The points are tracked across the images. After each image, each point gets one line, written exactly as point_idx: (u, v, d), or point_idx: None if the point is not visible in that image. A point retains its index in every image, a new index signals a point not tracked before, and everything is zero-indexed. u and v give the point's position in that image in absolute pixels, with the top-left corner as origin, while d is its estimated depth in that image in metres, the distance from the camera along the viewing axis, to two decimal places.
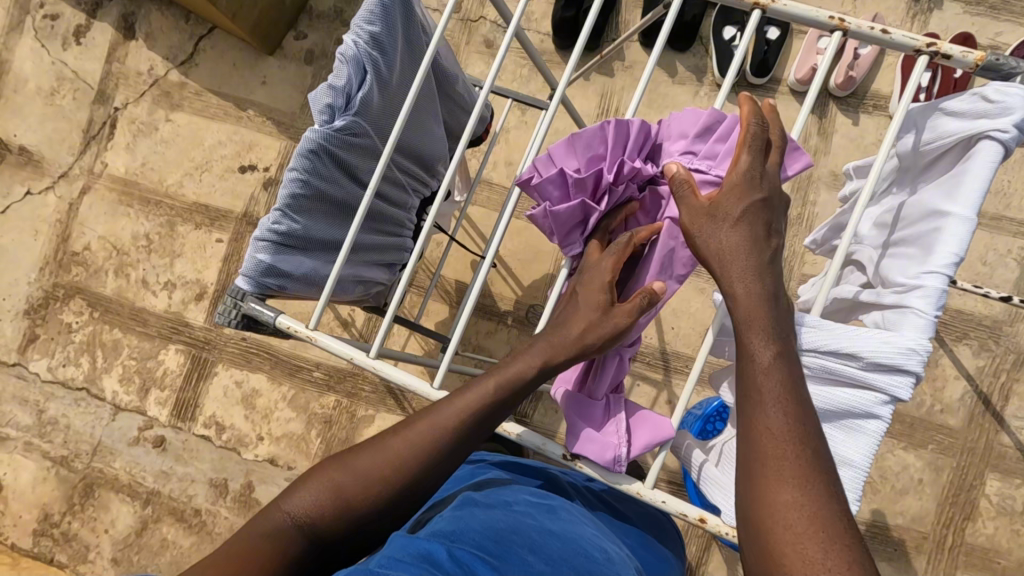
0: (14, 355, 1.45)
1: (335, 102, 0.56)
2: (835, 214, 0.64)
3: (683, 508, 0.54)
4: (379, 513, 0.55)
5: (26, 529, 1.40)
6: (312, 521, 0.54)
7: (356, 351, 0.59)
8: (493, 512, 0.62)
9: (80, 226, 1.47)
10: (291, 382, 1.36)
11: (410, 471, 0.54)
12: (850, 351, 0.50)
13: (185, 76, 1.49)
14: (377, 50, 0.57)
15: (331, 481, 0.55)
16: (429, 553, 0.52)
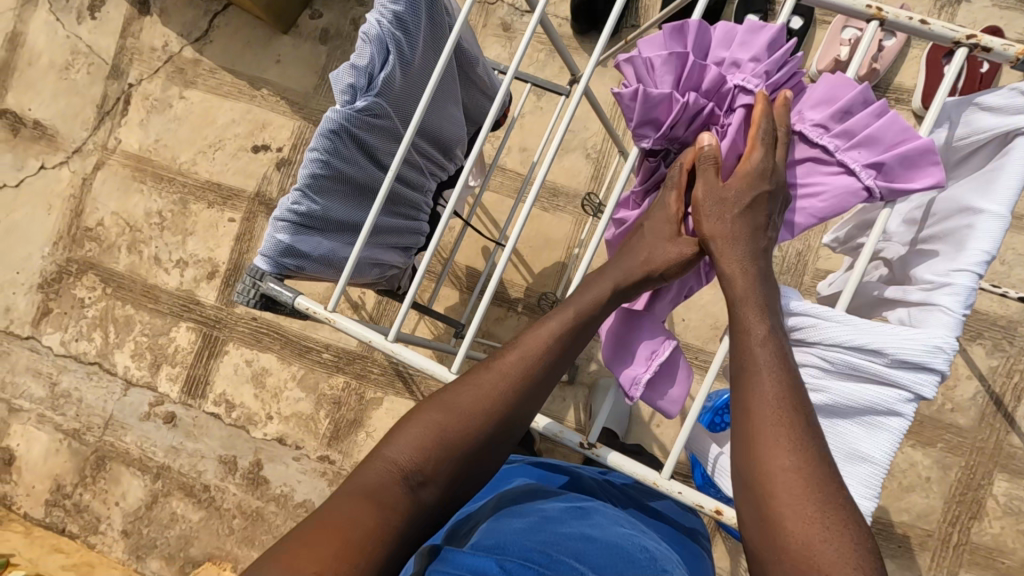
0: (27, 329, 1.47)
1: (357, 82, 0.55)
2: (859, 212, 0.64)
3: (700, 499, 0.53)
4: (489, 446, 0.56)
5: (38, 499, 1.42)
6: (419, 469, 0.54)
7: (373, 333, 0.59)
8: (530, 519, 0.65)
9: (93, 202, 1.47)
10: (300, 362, 1.37)
11: (504, 398, 0.55)
12: (876, 347, 0.49)
13: (199, 53, 1.48)
14: (400, 30, 0.56)
15: (430, 427, 0.55)
16: (477, 567, 0.53)
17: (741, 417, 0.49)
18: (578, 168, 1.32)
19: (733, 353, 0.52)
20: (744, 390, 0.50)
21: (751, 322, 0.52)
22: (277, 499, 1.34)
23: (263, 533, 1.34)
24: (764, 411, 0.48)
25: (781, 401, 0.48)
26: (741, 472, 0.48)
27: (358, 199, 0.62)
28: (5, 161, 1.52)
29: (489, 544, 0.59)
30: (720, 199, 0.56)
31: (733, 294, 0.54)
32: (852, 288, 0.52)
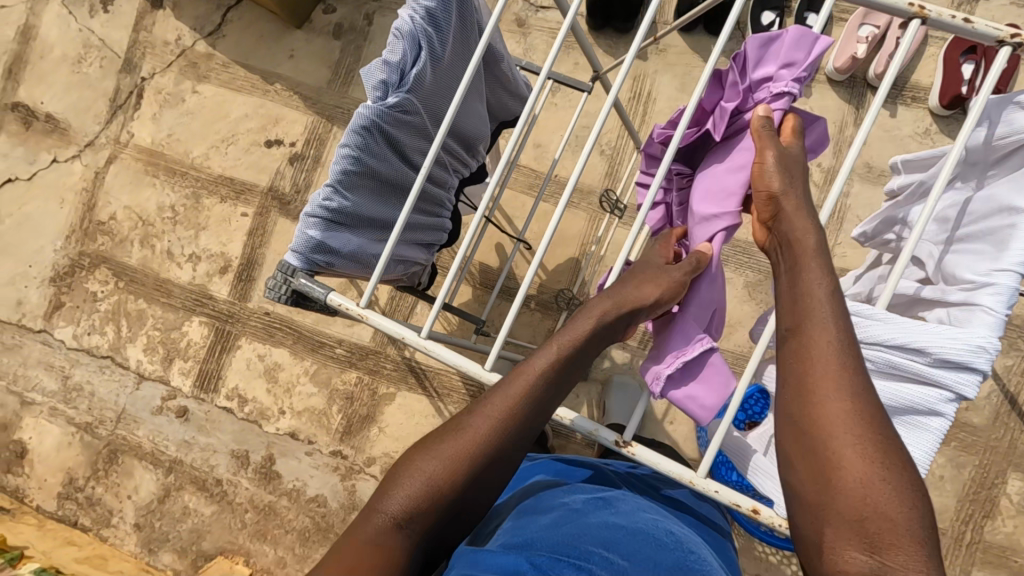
0: (39, 322, 1.47)
1: (389, 78, 0.55)
2: (888, 209, 0.64)
3: (737, 498, 0.52)
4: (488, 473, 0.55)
5: (51, 492, 1.42)
6: (412, 517, 0.53)
7: (405, 330, 0.59)
8: (556, 513, 0.65)
9: (106, 196, 1.47)
10: (313, 357, 1.37)
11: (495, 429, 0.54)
12: (918, 347, 0.49)
13: (212, 47, 1.48)
14: (432, 26, 0.56)
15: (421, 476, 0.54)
16: (509, 565, 0.54)
17: (798, 367, 0.49)
18: (593, 165, 1.31)
19: (789, 304, 0.51)
20: (804, 340, 0.49)
21: (812, 275, 0.51)
22: (290, 494, 1.35)
23: (276, 527, 1.34)
24: (827, 361, 0.48)
25: (843, 353, 0.48)
26: (797, 418, 0.48)
27: (386, 195, 0.62)
28: (17, 154, 1.51)
29: (518, 541, 0.60)
30: (791, 154, 0.56)
31: (792, 249, 0.53)
32: (891, 288, 0.50)
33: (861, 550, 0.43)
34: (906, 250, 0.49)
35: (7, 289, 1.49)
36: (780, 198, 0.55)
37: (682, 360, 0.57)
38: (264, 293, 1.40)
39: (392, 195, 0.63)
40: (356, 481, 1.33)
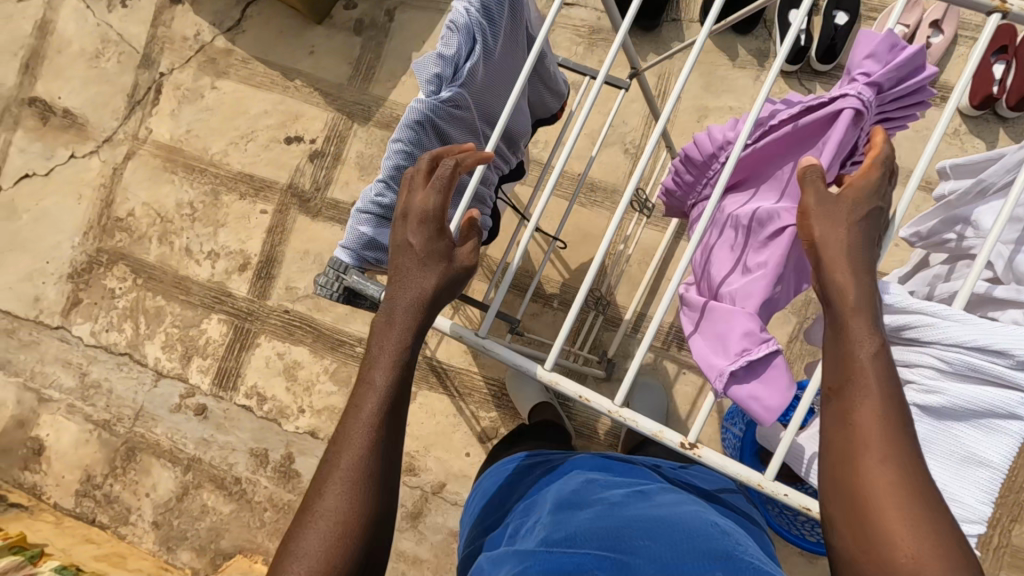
0: (57, 319, 1.46)
1: (443, 71, 0.54)
2: (951, 206, 0.61)
3: (807, 501, 0.49)
4: (391, 469, 0.47)
5: (68, 489, 1.41)
6: None
7: (463, 328, 0.58)
8: (598, 509, 0.64)
9: (124, 192, 1.46)
10: (334, 356, 1.37)
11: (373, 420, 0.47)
12: (999, 348, 0.46)
13: (232, 42, 1.47)
14: (486, 20, 0.56)
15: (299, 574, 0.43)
16: None
17: (846, 431, 0.43)
18: (616, 164, 1.30)
19: (832, 358, 0.45)
20: (854, 404, 0.43)
21: (861, 327, 0.44)
22: None
23: None
24: (879, 427, 0.42)
25: (891, 418, 0.42)
26: (836, 484, 0.43)
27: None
28: (33, 149, 1.50)
29: (560, 537, 0.60)
30: (836, 201, 0.47)
31: (839, 294, 0.45)
32: (971, 283, 0.48)
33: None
34: (981, 254, 0.49)
35: (24, 285, 1.48)
36: (820, 245, 0.47)
37: (748, 360, 0.50)
38: (283, 291, 1.39)
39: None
40: None
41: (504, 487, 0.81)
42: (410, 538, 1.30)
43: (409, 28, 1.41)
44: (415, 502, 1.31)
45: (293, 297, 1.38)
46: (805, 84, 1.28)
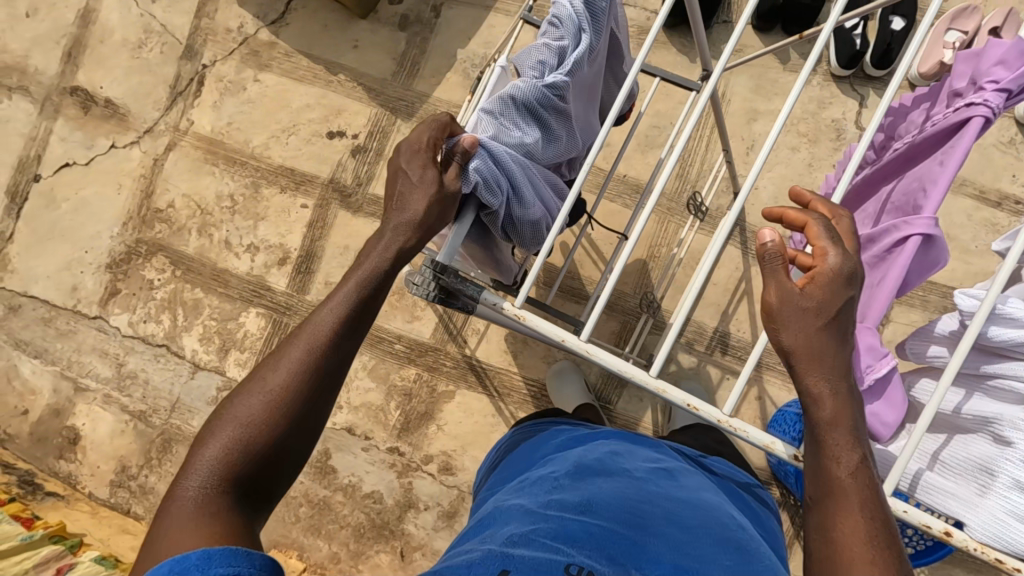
0: (95, 308, 1.46)
1: (546, 59, 0.57)
2: None
3: (927, 518, 0.45)
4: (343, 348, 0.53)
5: (103, 479, 1.41)
6: (239, 457, 0.49)
7: (564, 331, 0.54)
8: (619, 486, 0.58)
9: (164, 183, 1.46)
10: (372, 352, 1.36)
11: (349, 303, 0.52)
12: None
13: (276, 35, 1.46)
14: (594, 16, 0.58)
15: (250, 402, 0.50)
16: (562, 529, 0.51)
17: (827, 549, 0.43)
18: None
19: (815, 472, 0.46)
20: (837, 528, 0.43)
21: (842, 446, 0.44)
22: (345, 489, 1.34)
23: (330, 522, 1.33)
24: (864, 550, 0.42)
25: (877, 543, 0.42)
26: None
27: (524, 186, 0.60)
28: (74, 138, 1.50)
29: (576, 502, 0.55)
30: (801, 307, 0.45)
31: (829, 412, 0.45)
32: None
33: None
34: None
35: (62, 274, 1.48)
36: (791, 357, 0.46)
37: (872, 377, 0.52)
38: (322, 287, 1.38)
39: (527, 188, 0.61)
40: (413, 479, 1.32)
41: (527, 450, 0.74)
42: (446, 537, 1.29)
43: (454, 24, 1.40)
44: (452, 501, 1.30)
45: None
46: (858, 89, 1.27)
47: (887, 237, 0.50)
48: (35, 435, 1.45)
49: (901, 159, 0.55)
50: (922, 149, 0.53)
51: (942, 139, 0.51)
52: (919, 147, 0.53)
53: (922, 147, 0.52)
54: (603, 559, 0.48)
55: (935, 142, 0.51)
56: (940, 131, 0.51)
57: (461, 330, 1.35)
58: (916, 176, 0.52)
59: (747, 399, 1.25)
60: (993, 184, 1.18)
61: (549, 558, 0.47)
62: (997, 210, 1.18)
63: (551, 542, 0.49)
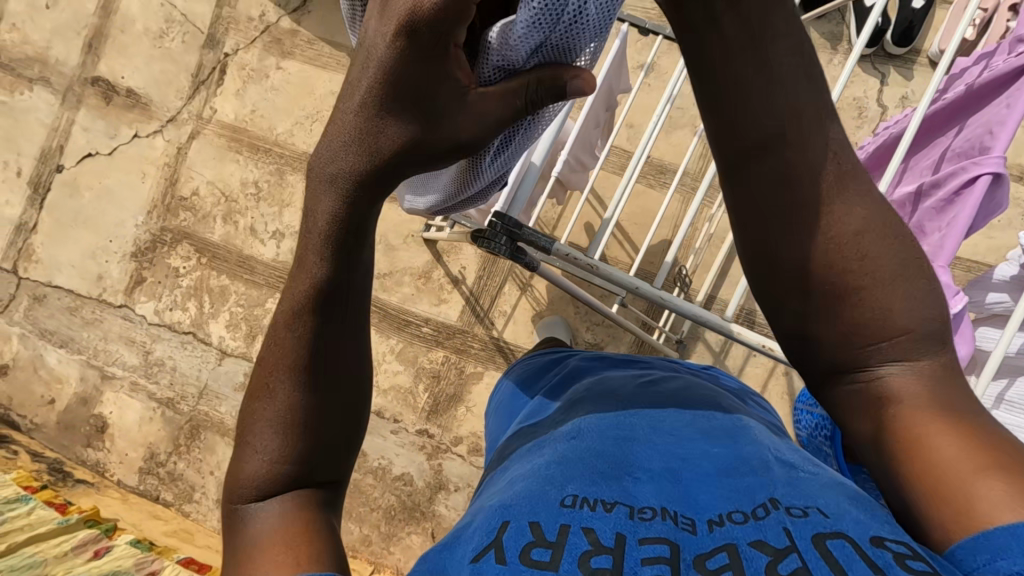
0: (120, 297, 1.47)
1: None
2: None
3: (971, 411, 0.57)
4: (331, 312, 0.46)
5: (131, 467, 1.41)
6: (293, 459, 0.46)
7: (635, 279, 0.64)
8: (605, 419, 0.54)
9: (188, 171, 1.46)
10: (398, 336, 1.37)
11: (295, 310, 0.46)
12: None
13: (298, 23, 1.46)
14: None
15: (275, 411, 0.46)
16: (557, 458, 0.47)
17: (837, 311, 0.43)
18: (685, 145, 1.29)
19: (777, 222, 0.43)
20: (837, 251, 0.42)
21: (818, 135, 0.42)
22: (376, 472, 1.35)
23: (361, 505, 1.35)
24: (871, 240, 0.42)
25: (877, 226, 0.42)
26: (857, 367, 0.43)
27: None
28: (97, 128, 1.50)
29: (568, 432, 0.52)
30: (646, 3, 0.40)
31: (796, 185, 0.42)
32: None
33: (981, 440, 0.38)
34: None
35: (87, 263, 1.48)
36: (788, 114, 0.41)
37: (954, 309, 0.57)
38: None
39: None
40: (443, 460, 1.33)
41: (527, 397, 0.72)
42: None
43: None
44: None
45: None
46: (879, 67, 1.28)
47: (955, 180, 0.56)
48: (62, 424, 1.45)
49: (955, 108, 0.59)
50: (977, 98, 0.57)
51: (1004, 86, 0.55)
52: (977, 99, 0.57)
53: (981, 97, 0.57)
54: (589, 479, 0.43)
55: (993, 89, 0.56)
56: (999, 80, 0.55)
57: (488, 312, 1.35)
58: (978, 125, 0.57)
59: (774, 375, 1.28)
60: (1014, 158, 1.19)
61: (533, 495, 0.41)
62: (1019, 184, 1.19)
63: (536, 479, 0.44)
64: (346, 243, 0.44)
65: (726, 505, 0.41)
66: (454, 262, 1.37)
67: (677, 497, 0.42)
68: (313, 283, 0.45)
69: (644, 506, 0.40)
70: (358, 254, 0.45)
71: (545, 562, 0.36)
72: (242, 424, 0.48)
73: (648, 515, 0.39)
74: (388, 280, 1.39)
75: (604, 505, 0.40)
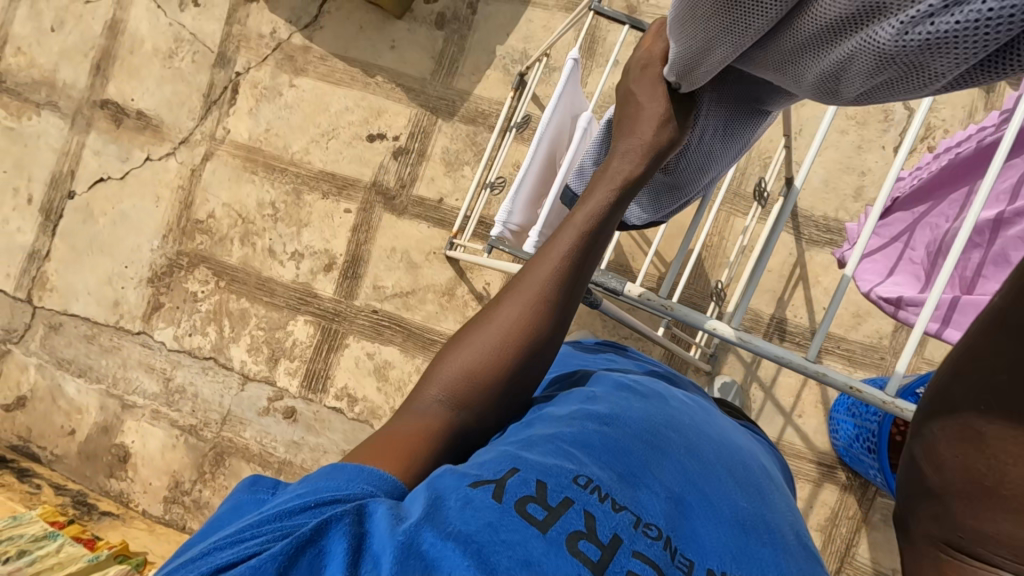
0: (139, 323, 1.44)
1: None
2: None
3: None
4: (580, 273, 0.58)
5: (156, 496, 1.39)
6: (498, 369, 0.55)
7: (713, 321, 0.63)
8: (648, 405, 0.58)
9: (203, 193, 1.44)
10: (424, 355, 1.34)
11: (562, 251, 0.57)
12: None
13: (310, 39, 1.44)
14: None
15: (501, 327, 0.56)
16: (581, 436, 0.50)
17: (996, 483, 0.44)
18: None
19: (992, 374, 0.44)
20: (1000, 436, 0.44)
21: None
22: None
23: None
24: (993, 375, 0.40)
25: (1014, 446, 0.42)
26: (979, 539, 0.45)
27: (889, 62, 0.37)
28: (109, 151, 1.48)
29: (603, 411, 0.54)
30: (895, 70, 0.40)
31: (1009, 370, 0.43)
32: None
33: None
34: None
35: (104, 289, 1.46)
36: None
37: None
38: (371, 290, 1.37)
39: (976, 41, 0.33)
40: None
41: (570, 351, 0.76)
42: None
43: (493, 20, 1.37)
44: None
45: (382, 296, 1.37)
46: None
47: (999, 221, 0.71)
48: (84, 454, 1.43)
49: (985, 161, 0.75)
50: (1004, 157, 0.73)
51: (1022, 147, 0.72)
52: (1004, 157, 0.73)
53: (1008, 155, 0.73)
54: (614, 471, 0.48)
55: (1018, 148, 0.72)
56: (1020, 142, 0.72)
57: None
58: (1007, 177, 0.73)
59: (808, 385, 1.27)
60: None
61: (557, 462, 0.47)
62: None
63: (566, 447, 0.49)
64: (608, 219, 0.58)
65: (721, 562, 0.45)
66: (477, 278, 1.33)
67: (679, 529, 0.46)
68: (582, 233, 0.57)
69: (649, 524, 0.45)
70: (611, 230, 0.59)
71: (536, 519, 0.43)
72: (473, 326, 0.58)
73: (652, 535, 0.44)
74: (411, 298, 1.36)
75: (614, 503, 0.45)
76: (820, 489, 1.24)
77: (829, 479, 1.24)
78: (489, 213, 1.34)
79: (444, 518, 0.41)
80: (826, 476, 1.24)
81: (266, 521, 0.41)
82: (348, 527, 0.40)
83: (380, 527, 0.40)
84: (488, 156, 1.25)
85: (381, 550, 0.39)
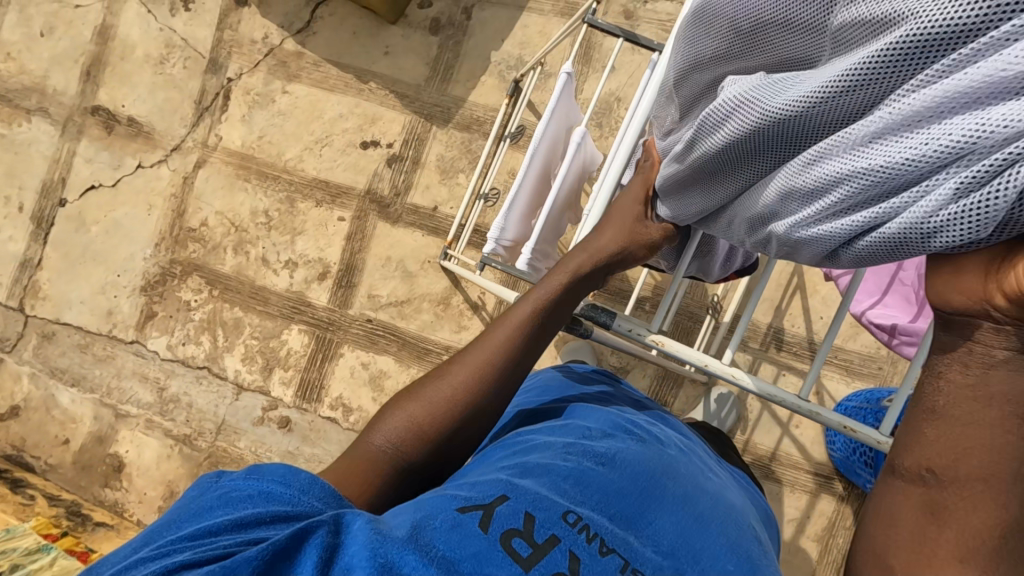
0: (132, 332, 1.44)
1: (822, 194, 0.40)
2: None
3: None
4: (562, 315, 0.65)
5: (151, 506, 1.38)
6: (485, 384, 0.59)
7: (705, 356, 0.62)
8: (647, 447, 0.56)
9: (196, 201, 1.43)
10: (419, 364, 1.33)
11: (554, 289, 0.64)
12: None
13: (303, 45, 1.42)
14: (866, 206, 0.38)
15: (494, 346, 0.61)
16: (575, 472, 0.50)
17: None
18: None
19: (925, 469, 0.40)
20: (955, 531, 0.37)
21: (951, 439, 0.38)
22: None
23: None
24: (898, 505, 0.39)
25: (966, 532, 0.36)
26: None
27: (786, 244, 0.47)
28: (101, 159, 1.46)
29: (600, 450, 0.53)
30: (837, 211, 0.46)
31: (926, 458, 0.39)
32: None
33: None
34: None
35: (97, 298, 1.45)
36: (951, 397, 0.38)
37: None
38: (366, 299, 1.36)
39: (866, 242, 0.40)
40: None
41: (561, 377, 0.75)
42: None
43: (488, 26, 1.36)
44: None
45: (376, 305, 1.36)
46: None
47: None
48: (79, 464, 1.42)
49: None
50: None
51: None
52: None
53: None
54: (608, 512, 0.47)
55: None
56: None
57: None
58: None
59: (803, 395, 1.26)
60: None
61: (551, 493, 0.47)
62: None
63: (559, 481, 0.48)
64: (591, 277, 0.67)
65: None
66: (472, 287, 1.32)
67: None
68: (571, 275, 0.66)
69: (638, 572, 0.44)
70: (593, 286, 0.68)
71: (520, 555, 0.43)
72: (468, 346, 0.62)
73: None
74: (406, 307, 1.35)
75: (602, 547, 0.44)
76: (817, 500, 1.23)
77: (826, 491, 1.23)
78: (484, 222, 1.33)
79: (432, 537, 0.42)
80: (823, 487, 1.23)
81: (221, 529, 0.41)
82: (325, 538, 0.40)
83: (358, 538, 0.40)
84: (482, 165, 1.23)
85: (355, 562, 0.39)
